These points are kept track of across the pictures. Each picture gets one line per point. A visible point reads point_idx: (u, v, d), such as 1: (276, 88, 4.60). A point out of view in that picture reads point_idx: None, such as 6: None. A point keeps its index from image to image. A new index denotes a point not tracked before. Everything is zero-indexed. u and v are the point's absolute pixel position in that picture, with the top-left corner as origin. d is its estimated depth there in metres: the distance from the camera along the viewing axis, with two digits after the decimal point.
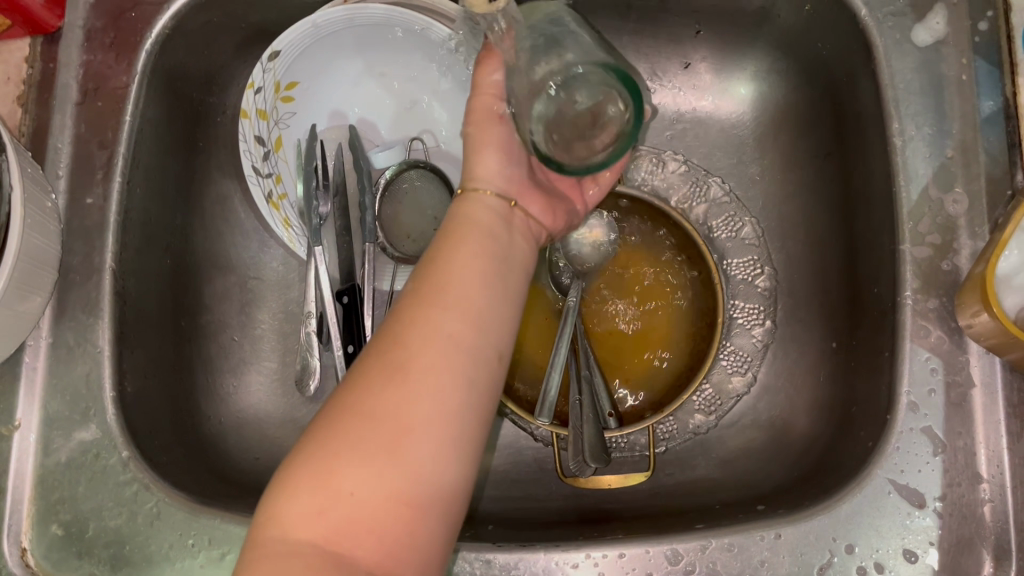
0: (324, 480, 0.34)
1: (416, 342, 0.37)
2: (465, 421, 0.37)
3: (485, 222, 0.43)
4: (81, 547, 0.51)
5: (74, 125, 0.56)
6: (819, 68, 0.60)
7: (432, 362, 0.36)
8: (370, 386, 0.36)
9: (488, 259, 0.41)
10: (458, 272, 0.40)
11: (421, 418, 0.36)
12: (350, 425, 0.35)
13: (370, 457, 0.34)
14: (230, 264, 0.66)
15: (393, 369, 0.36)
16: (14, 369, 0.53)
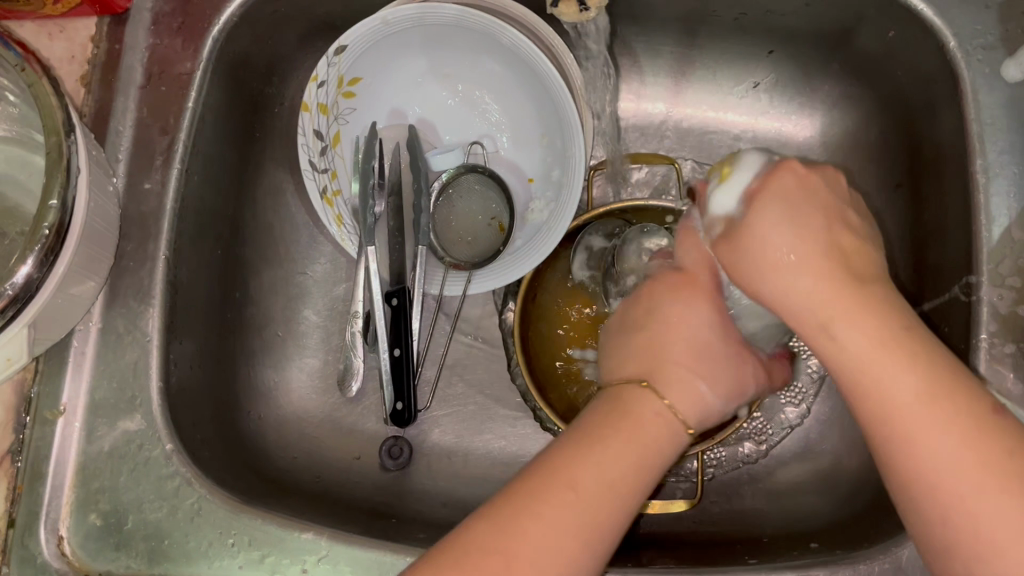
0: (510, 533, 0.35)
1: (617, 443, 0.38)
2: (587, 529, 0.36)
3: (650, 434, 0.39)
4: (119, 539, 0.50)
5: (136, 108, 0.55)
6: (896, 96, 0.58)
7: (537, 562, 0.34)
8: (546, 484, 0.36)
9: (644, 462, 0.38)
10: (591, 470, 0.37)
11: (578, 522, 0.36)
12: (537, 508, 0.35)
13: (527, 543, 0.35)
14: (279, 258, 0.65)
15: (552, 477, 0.37)
16: (62, 353, 0.52)
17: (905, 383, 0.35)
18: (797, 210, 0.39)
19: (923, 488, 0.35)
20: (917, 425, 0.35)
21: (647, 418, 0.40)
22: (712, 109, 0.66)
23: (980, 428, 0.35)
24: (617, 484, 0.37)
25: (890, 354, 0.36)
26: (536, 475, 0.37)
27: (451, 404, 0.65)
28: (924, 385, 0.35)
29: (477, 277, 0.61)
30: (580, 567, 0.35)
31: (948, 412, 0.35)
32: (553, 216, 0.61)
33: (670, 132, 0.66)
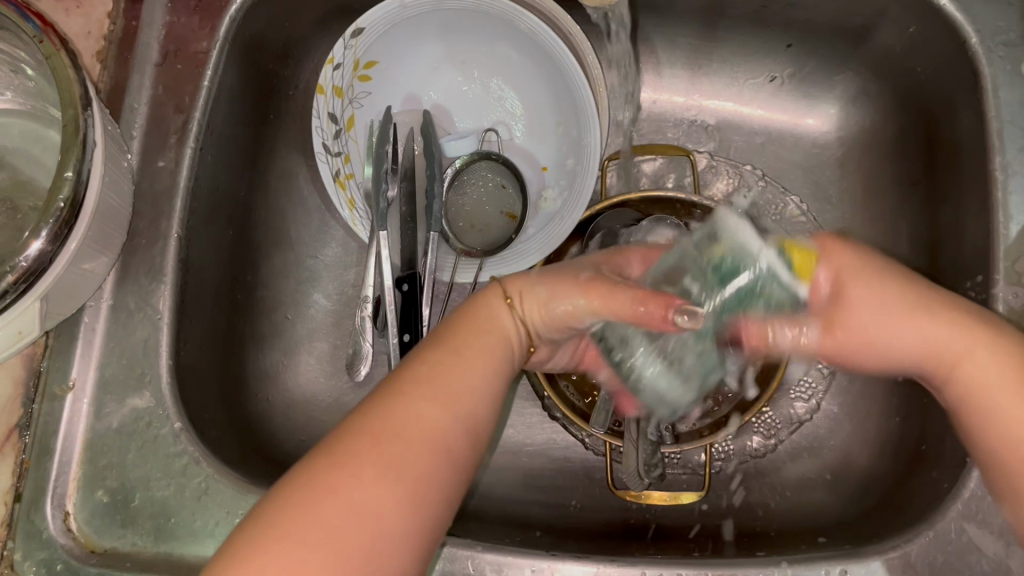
0: (319, 500, 0.36)
1: (406, 428, 0.39)
2: (411, 492, 0.38)
3: (484, 380, 0.43)
4: (126, 516, 0.50)
5: (152, 85, 0.55)
6: (915, 92, 0.58)
7: (336, 493, 0.37)
8: (352, 455, 0.38)
9: (443, 412, 0.41)
10: (399, 424, 0.39)
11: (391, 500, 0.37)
12: (331, 482, 0.37)
13: (339, 490, 0.37)
14: (291, 241, 0.65)
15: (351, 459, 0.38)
16: (72, 329, 0.52)
17: (989, 373, 0.43)
18: (882, 284, 0.47)
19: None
20: (969, 365, 0.43)
21: (448, 393, 0.42)
22: (729, 103, 0.66)
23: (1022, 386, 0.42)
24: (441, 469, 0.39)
25: (1004, 357, 0.43)
26: (374, 430, 0.39)
27: None
28: (954, 332, 0.44)
29: (488, 264, 0.61)
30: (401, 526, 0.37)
31: (1007, 396, 0.42)
32: (567, 205, 0.61)
33: (686, 125, 0.66)
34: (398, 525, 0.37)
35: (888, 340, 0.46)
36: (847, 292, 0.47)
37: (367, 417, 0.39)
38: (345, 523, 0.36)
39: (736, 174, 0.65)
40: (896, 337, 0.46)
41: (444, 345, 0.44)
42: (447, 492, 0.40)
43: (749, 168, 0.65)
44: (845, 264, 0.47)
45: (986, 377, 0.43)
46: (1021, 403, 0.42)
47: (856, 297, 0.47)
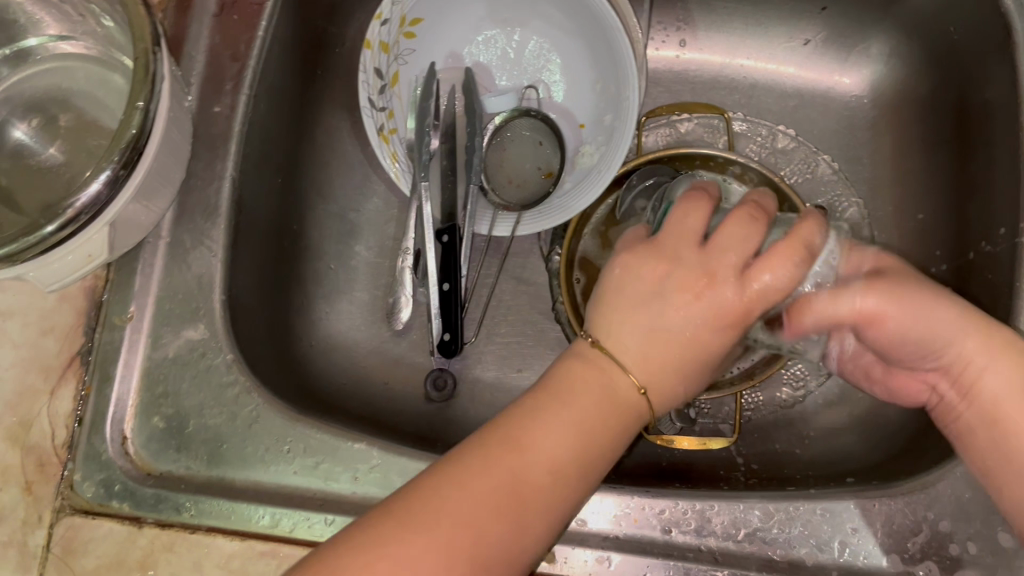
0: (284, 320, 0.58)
1: (581, 390, 0.44)
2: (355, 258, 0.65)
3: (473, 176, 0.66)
4: (180, 441, 0.53)
5: (209, 35, 0.57)
6: (946, 51, 0.59)
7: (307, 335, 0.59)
8: (465, 468, 0.41)
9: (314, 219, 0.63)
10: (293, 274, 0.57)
11: (484, 515, 0.39)
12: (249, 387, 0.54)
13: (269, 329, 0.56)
14: (335, 194, 0.68)
15: (461, 468, 0.41)
16: (131, 263, 0.54)
17: (996, 381, 0.44)
18: (910, 300, 0.44)
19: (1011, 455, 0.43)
20: (993, 377, 0.44)
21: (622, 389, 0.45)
22: (765, 64, 0.67)
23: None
24: (547, 470, 0.42)
25: (1008, 356, 0.44)
26: (496, 445, 0.42)
27: (495, 342, 0.67)
28: (983, 358, 0.44)
29: (526, 219, 0.63)
30: (493, 540, 0.39)
31: (1002, 362, 0.44)
32: (603, 160, 0.63)
33: (721, 86, 0.68)
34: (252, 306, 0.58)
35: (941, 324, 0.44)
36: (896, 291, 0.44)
37: (497, 437, 0.42)
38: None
39: (770, 134, 0.67)
40: (936, 322, 0.44)
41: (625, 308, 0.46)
42: (609, 453, 0.44)
43: (781, 129, 0.67)
44: (906, 291, 0.44)
45: (989, 391, 0.44)
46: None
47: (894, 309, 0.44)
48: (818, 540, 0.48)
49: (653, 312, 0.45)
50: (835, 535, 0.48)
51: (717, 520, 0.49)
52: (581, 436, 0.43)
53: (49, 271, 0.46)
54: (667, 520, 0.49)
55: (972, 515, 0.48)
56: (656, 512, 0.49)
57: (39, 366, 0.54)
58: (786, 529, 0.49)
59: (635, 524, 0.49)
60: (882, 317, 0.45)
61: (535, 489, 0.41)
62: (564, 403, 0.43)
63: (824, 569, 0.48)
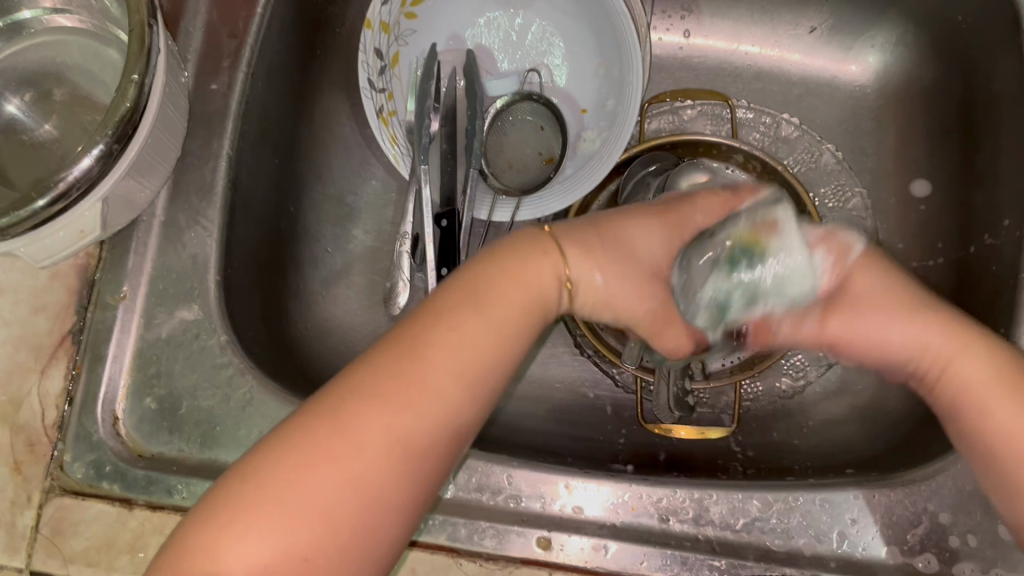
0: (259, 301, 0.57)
1: (490, 297, 0.42)
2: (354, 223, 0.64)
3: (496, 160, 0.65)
4: (172, 423, 0.52)
5: (207, 11, 0.56)
6: (953, 40, 0.58)
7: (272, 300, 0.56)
8: (357, 401, 0.38)
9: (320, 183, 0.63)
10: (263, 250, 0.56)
11: (381, 436, 0.37)
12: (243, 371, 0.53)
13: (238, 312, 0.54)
14: (333, 176, 0.67)
15: (402, 384, 0.39)
16: (125, 242, 0.54)
17: (978, 393, 0.42)
18: (878, 286, 0.45)
19: (1005, 452, 0.42)
20: (968, 364, 0.43)
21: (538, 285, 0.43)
22: (770, 51, 0.67)
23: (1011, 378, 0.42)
24: (442, 389, 0.39)
25: (972, 350, 0.43)
26: (398, 349, 0.40)
27: None
28: (958, 347, 0.43)
29: (525, 205, 0.62)
30: (388, 465, 0.37)
31: (970, 357, 0.43)
32: (606, 145, 0.62)
33: (725, 73, 0.67)
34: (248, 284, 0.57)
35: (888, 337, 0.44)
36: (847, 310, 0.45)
37: (400, 337, 0.40)
38: (330, 494, 0.36)
39: (773, 123, 0.66)
40: (876, 325, 0.44)
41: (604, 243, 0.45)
42: (535, 322, 0.43)
43: (786, 117, 0.66)
44: (864, 284, 0.45)
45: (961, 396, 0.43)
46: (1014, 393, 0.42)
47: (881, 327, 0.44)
48: (817, 531, 0.48)
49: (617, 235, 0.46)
50: (834, 525, 0.48)
51: (715, 510, 0.48)
52: (465, 364, 0.40)
53: (42, 247, 0.46)
54: (665, 509, 0.49)
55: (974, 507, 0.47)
56: (654, 500, 0.49)
57: (30, 344, 0.53)
58: (785, 519, 0.48)
59: (632, 512, 0.49)
60: (852, 322, 0.45)
61: (424, 399, 0.39)
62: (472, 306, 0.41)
63: (823, 561, 0.47)
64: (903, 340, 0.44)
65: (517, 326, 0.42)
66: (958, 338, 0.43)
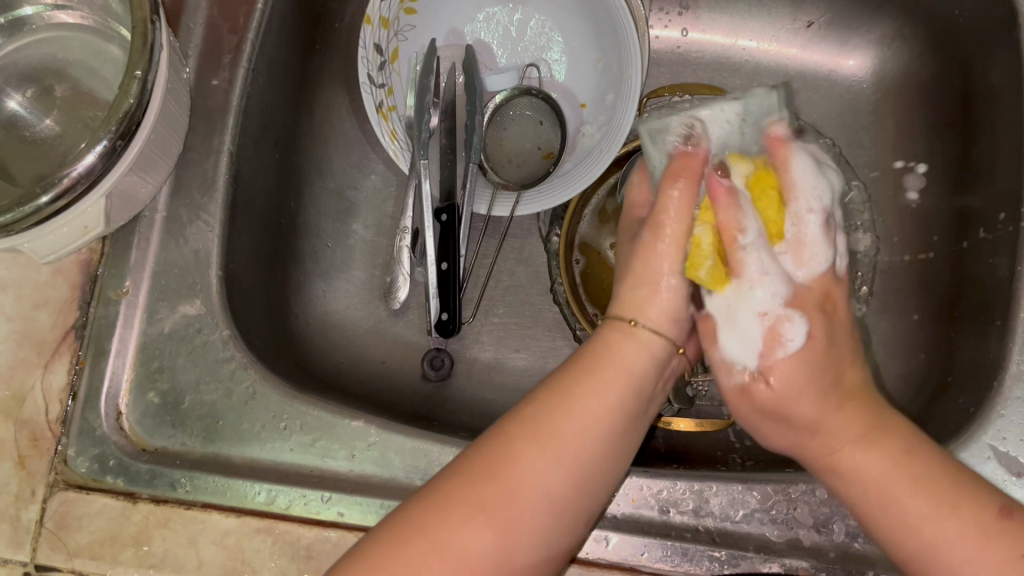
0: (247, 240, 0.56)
1: (584, 384, 0.44)
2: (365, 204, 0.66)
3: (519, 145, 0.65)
4: (176, 417, 0.52)
5: (208, 7, 0.57)
6: (950, 36, 0.59)
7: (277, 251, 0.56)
8: (441, 508, 0.40)
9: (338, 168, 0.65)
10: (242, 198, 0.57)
11: (481, 526, 0.40)
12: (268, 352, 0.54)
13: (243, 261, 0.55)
14: (333, 171, 0.67)
15: (493, 468, 0.41)
16: (127, 237, 0.54)
17: (846, 429, 0.45)
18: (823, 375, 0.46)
19: (881, 487, 0.43)
20: (902, 500, 0.42)
21: (606, 346, 0.47)
22: (767, 47, 0.67)
23: (918, 471, 0.43)
24: (556, 472, 0.42)
25: (856, 416, 0.45)
26: (482, 464, 0.41)
27: (492, 322, 0.66)
28: (833, 410, 0.46)
29: (524, 199, 0.63)
30: (508, 538, 0.40)
31: (873, 454, 0.44)
32: (604, 140, 0.62)
33: (722, 69, 0.67)
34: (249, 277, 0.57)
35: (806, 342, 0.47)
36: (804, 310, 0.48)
37: (484, 452, 0.42)
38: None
39: None
40: (828, 351, 0.48)
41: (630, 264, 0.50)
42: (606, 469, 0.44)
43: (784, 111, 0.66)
44: (830, 349, 0.47)
45: (860, 467, 0.44)
46: (920, 487, 0.42)
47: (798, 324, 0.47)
48: (815, 522, 0.48)
49: (653, 280, 0.48)
50: (834, 516, 0.48)
51: (714, 501, 0.49)
52: (575, 465, 0.42)
53: (45, 242, 0.45)
54: (665, 500, 0.49)
55: None
56: (654, 491, 0.49)
57: (32, 340, 0.53)
58: (784, 511, 0.48)
59: (633, 504, 0.49)
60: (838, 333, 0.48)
61: (541, 491, 0.41)
62: (557, 394, 0.44)
63: (821, 551, 0.48)
64: (785, 393, 0.47)
65: (635, 390, 0.45)
66: (843, 395, 0.46)
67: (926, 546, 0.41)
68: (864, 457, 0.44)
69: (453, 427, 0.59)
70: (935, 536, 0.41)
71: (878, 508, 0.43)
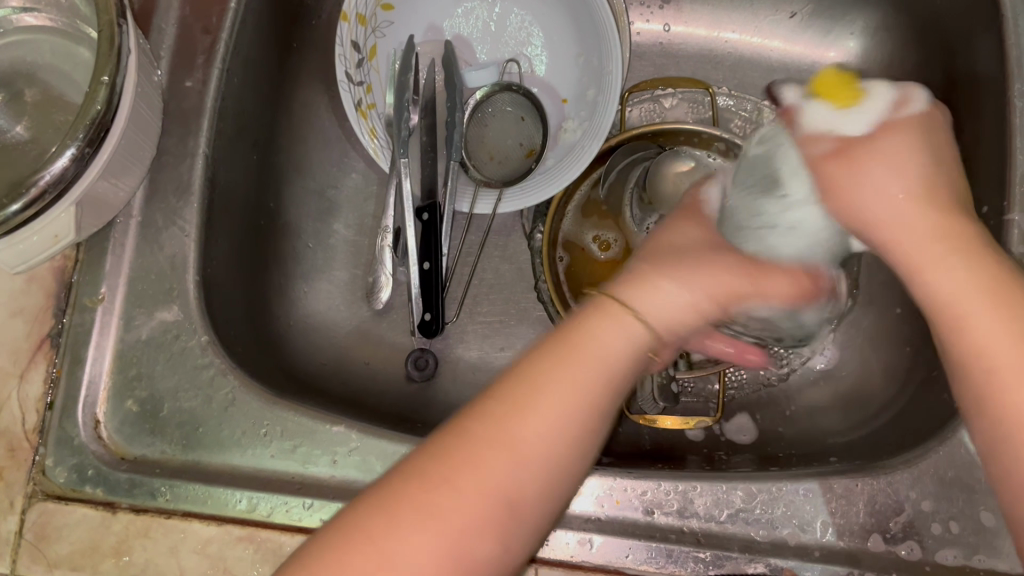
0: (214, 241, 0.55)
1: (555, 365, 0.37)
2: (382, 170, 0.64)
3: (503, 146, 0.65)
4: (154, 425, 0.52)
5: (180, 6, 0.56)
6: (933, 25, 0.58)
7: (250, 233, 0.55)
8: (450, 463, 0.35)
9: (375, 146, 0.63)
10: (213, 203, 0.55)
11: (468, 512, 0.34)
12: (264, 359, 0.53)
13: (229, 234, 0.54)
14: (313, 171, 0.66)
15: (446, 461, 0.35)
16: (102, 243, 0.53)
17: (942, 282, 0.37)
18: (911, 173, 0.41)
19: (970, 338, 0.36)
20: (998, 347, 0.35)
21: (594, 317, 0.38)
22: (750, 39, 0.66)
23: (1005, 294, 0.36)
24: (544, 434, 0.35)
25: (949, 244, 0.38)
26: (429, 460, 0.35)
27: (476, 321, 0.66)
28: (929, 253, 0.38)
29: (507, 196, 0.62)
30: (498, 501, 0.34)
31: (985, 312, 0.36)
32: (586, 135, 0.62)
33: (705, 61, 0.67)
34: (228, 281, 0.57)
35: (875, 194, 0.41)
36: (858, 159, 0.41)
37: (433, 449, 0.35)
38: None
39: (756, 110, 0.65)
40: (878, 198, 0.41)
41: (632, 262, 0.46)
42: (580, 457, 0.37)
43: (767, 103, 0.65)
44: (885, 151, 0.41)
45: (938, 280, 0.37)
46: (1011, 329, 0.35)
47: (865, 171, 0.41)
48: (801, 521, 0.48)
49: None
50: (819, 514, 0.48)
51: (699, 501, 0.49)
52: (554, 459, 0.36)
53: (15, 252, 0.45)
54: (649, 501, 0.49)
55: (955, 494, 0.47)
56: (639, 493, 0.49)
57: (8, 350, 0.53)
58: (769, 510, 0.48)
59: (617, 506, 0.49)
60: (853, 186, 0.41)
61: (531, 442, 0.35)
62: (535, 367, 0.37)
63: (807, 550, 0.47)
64: (859, 190, 0.41)
65: (621, 368, 0.37)
66: (934, 219, 0.39)
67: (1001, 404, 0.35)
68: (944, 275, 0.37)
69: (437, 428, 0.59)
70: (1002, 384, 0.35)
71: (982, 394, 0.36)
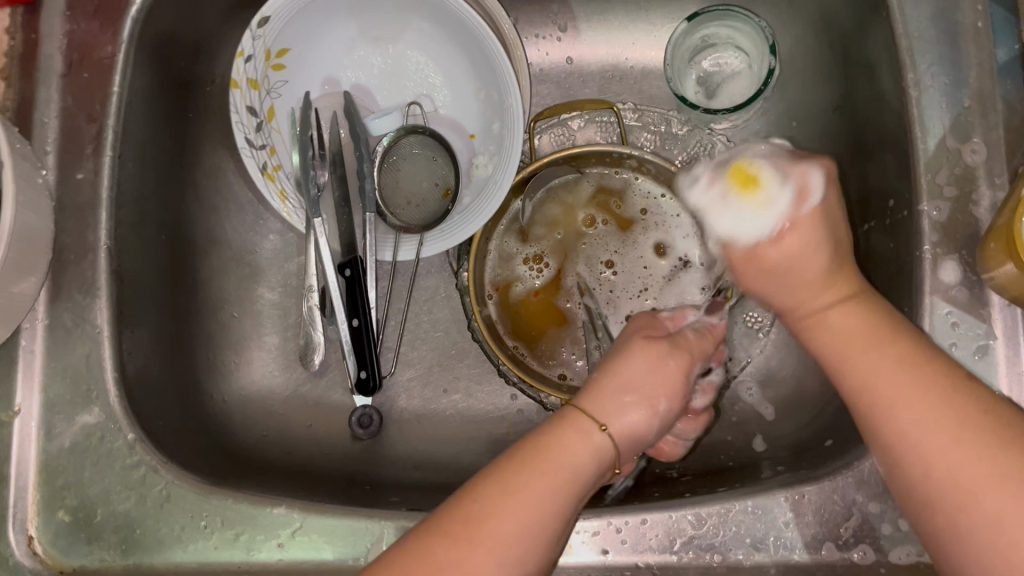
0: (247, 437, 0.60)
1: (532, 477, 0.42)
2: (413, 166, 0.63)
3: (424, 169, 0.63)
4: (90, 533, 0.50)
5: (60, 97, 0.54)
6: (827, 17, 0.58)
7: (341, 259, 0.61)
8: (449, 544, 0.39)
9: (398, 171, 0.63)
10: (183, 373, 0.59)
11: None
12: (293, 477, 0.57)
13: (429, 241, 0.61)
14: (228, 239, 0.65)
15: (442, 537, 0.39)
16: (11, 354, 0.51)
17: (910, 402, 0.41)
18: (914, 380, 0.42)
19: (870, 403, 0.43)
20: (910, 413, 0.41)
21: (570, 447, 0.44)
22: (649, 48, 0.66)
23: (992, 439, 0.39)
24: (546, 499, 0.41)
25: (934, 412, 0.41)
26: (436, 537, 0.40)
27: (414, 368, 0.65)
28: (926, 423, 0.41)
29: (429, 239, 0.61)
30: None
31: (962, 458, 0.39)
32: (498, 171, 0.61)
33: (608, 76, 0.66)
34: (150, 371, 0.55)
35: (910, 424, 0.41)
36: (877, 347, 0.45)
37: (453, 517, 0.40)
38: None
39: (663, 119, 0.65)
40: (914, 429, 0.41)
41: (576, 416, 0.45)
42: (570, 515, 0.42)
43: (675, 112, 0.65)
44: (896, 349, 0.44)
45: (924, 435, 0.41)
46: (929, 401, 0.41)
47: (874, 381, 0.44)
48: (754, 539, 0.48)
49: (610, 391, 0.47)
50: (769, 531, 0.48)
51: (651, 535, 0.48)
52: (503, 545, 0.39)
53: None
54: (601, 540, 0.48)
55: None
56: (591, 534, 0.48)
57: None
58: (722, 533, 0.48)
59: (571, 550, 0.48)
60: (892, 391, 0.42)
61: (509, 548, 0.39)
62: (512, 478, 0.42)
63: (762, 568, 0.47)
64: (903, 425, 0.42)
65: (586, 479, 0.43)
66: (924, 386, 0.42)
67: (927, 478, 0.40)
68: (889, 377, 0.43)
69: (384, 487, 0.58)
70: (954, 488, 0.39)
71: (902, 460, 0.41)
